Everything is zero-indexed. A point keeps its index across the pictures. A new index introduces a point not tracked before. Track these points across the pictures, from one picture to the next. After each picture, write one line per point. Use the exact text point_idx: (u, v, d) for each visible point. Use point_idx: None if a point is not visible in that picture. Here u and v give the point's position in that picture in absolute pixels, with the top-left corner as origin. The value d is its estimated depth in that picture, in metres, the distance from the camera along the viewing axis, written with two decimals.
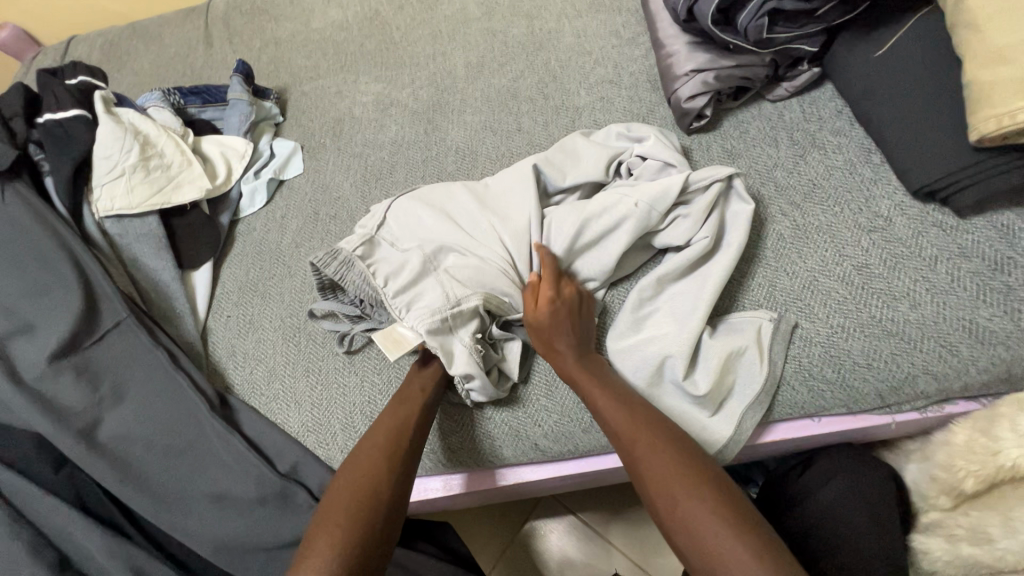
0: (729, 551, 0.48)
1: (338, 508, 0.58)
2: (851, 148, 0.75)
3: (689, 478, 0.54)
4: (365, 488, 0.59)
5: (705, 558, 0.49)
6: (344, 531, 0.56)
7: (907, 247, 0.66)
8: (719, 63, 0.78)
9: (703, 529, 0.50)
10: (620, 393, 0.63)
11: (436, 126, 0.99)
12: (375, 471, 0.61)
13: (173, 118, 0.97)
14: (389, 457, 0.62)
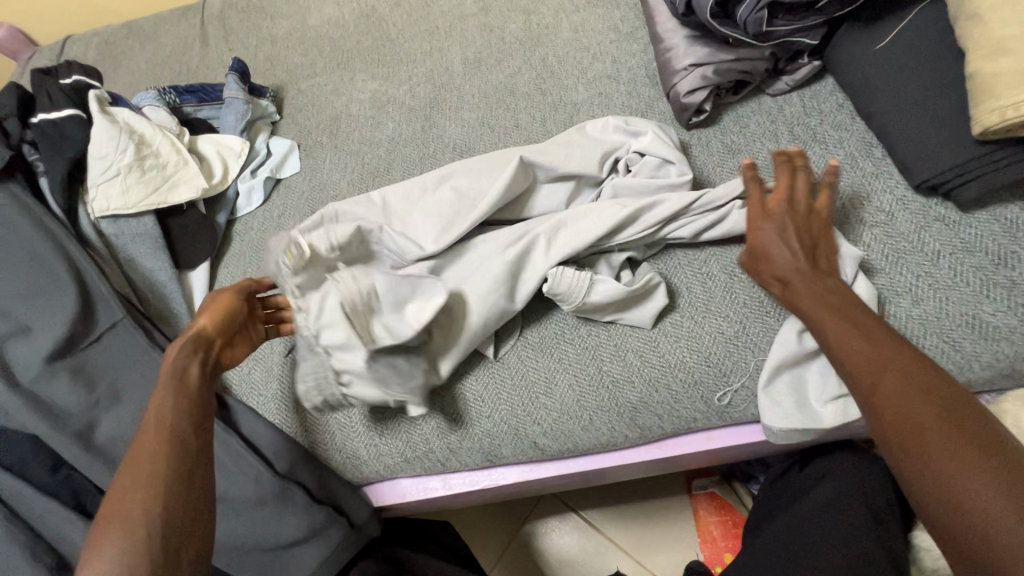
0: (969, 481, 0.42)
1: (133, 510, 0.45)
2: (852, 142, 0.74)
3: (928, 399, 0.46)
4: (166, 481, 0.47)
5: (945, 500, 0.42)
6: (151, 527, 0.44)
7: (909, 242, 0.66)
8: (718, 57, 0.77)
9: (957, 472, 0.43)
10: (831, 297, 0.56)
11: (434, 123, 0.98)
12: (136, 469, 0.47)
13: (167, 116, 0.96)
14: (173, 447, 0.49)
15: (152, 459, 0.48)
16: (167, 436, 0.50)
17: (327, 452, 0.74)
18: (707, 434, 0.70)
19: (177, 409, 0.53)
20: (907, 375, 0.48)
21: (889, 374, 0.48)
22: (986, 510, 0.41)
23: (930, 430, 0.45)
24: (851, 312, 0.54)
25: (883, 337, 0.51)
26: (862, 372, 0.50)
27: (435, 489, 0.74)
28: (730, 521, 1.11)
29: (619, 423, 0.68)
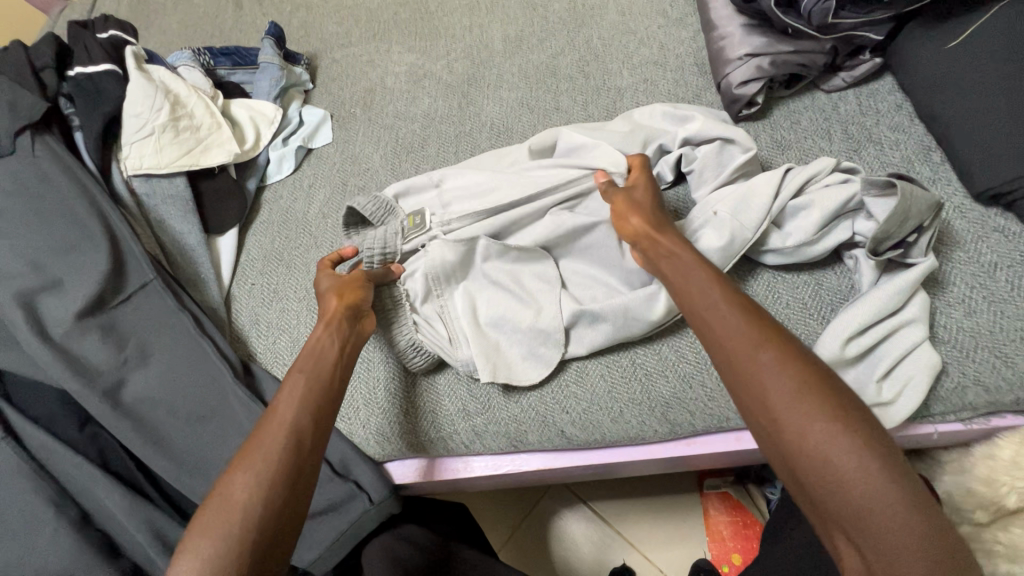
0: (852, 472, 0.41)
1: (234, 508, 0.48)
2: (910, 145, 0.71)
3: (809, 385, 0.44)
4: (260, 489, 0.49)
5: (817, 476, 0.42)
6: (233, 536, 0.47)
7: (965, 252, 0.63)
8: (777, 48, 0.74)
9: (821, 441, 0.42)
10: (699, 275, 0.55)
11: (471, 101, 0.96)
12: (249, 463, 0.51)
13: (203, 78, 0.95)
14: (293, 443, 0.52)
15: (268, 455, 0.51)
16: (290, 430, 0.53)
17: (354, 425, 0.74)
18: (737, 435, 0.68)
19: (293, 403, 0.55)
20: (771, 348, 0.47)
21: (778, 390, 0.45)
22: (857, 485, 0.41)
23: (819, 433, 0.43)
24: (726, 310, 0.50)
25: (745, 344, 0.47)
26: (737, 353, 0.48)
27: (456, 470, 0.73)
28: (741, 522, 1.11)
29: (648, 417, 0.67)
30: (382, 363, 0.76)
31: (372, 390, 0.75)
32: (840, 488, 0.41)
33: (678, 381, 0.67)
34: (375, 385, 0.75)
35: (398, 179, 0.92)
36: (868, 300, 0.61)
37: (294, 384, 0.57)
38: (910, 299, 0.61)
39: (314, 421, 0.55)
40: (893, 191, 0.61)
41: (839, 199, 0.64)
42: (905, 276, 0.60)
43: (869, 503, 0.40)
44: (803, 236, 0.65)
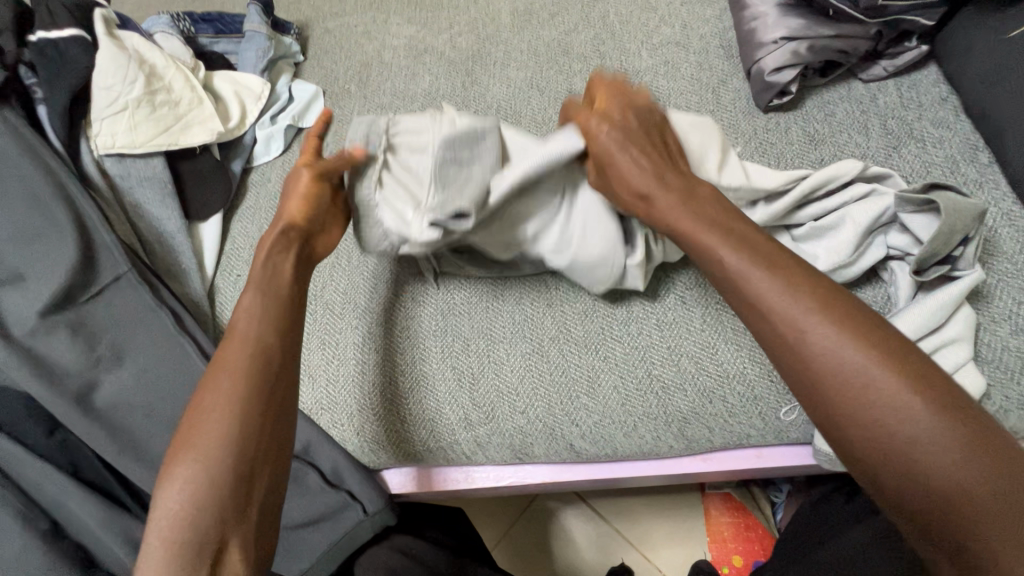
0: (929, 447, 0.37)
1: (211, 432, 0.44)
2: (955, 143, 0.66)
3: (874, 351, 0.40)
4: (224, 417, 0.44)
5: (898, 460, 0.38)
6: (224, 456, 0.43)
7: (1014, 264, 0.59)
8: (816, 31, 0.67)
9: (900, 418, 0.38)
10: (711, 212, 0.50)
11: (476, 80, 0.89)
12: (221, 387, 0.46)
13: (182, 47, 0.86)
14: (259, 355, 0.47)
15: (237, 376, 0.46)
16: (257, 349, 0.48)
17: (346, 431, 0.69)
18: (757, 451, 0.64)
19: (257, 316, 0.49)
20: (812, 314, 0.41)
21: (814, 327, 0.41)
22: (939, 467, 0.36)
23: (897, 408, 0.38)
24: (758, 251, 0.46)
25: (767, 288, 0.43)
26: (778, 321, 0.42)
27: (456, 481, 0.69)
28: (743, 524, 1.09)
29: (664, 433, 0.62)
30: (376, 367, 0.69)
31: (365, 396, 0.69)
32: (879, 426, 0.38)
33: (698, 396, 0.62)
34: (370, 390, 0.69)
35: None
36: (903, 316, 0.56)
37: (251, 303, 0.50)
38: (952, 316, 0.56)
39: (282, 340, 0.49)
40: (933, 210, 0.56)
41: (872, 216, 0.58)
42: (948, 292, 0.55)
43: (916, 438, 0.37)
44: (837, 258, 0.59)
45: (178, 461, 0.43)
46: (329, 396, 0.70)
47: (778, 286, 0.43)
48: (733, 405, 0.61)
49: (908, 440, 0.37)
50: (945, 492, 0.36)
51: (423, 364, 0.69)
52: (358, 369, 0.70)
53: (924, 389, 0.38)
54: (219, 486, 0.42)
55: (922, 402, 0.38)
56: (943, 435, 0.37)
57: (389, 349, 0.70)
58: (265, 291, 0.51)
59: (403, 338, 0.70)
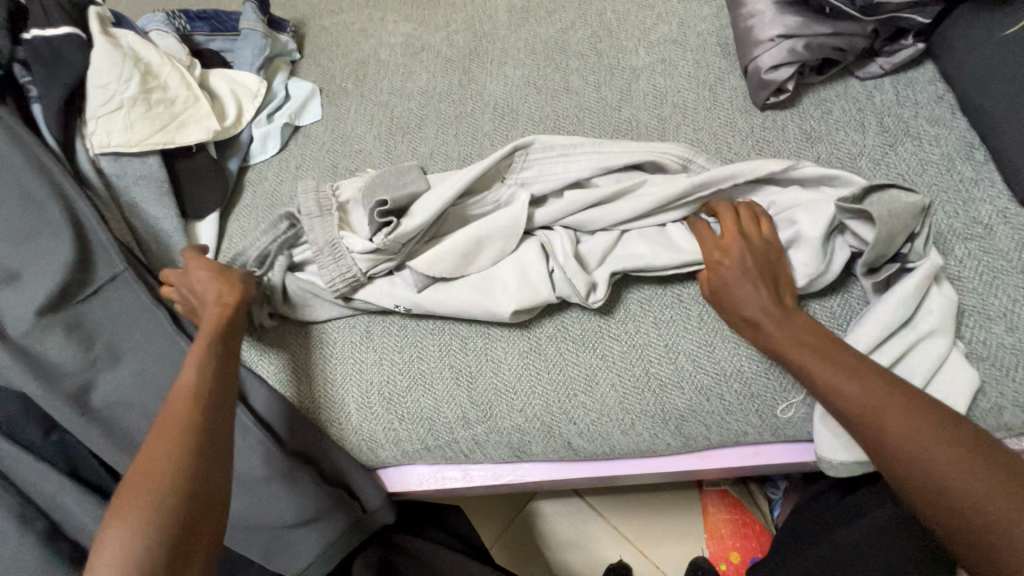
0: (978, 500, 0.44)
1: (149, 485, 0.46)
2: (951, 141, 0.66)
3: (936, 430, 0.48)
4: (154, 465, 0.47)
5: (959, 517, 0.45)
6: (166, 503, 0.45)
7: (1009, 261, 0.59)
8: (813, 29, 0.67)
9: (960, 479, 0.45)
10: (795, 334, 0.56)
11: (473, 78, 0.88)
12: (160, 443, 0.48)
13: (177, 45, 0.86)
14: (195, 409, 0.51)
15: (178, 430, 0.49)
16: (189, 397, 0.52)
17: (344, 432, 0.69)
18: (753, 448, 0.64)
19: (192, 370, 0.54)
20: (868, 395, 0.50)
21: (891, 416, 0.49)
22: (999, 524, 0.43)
23: (954, 472, 0.46)
24: (847, 366, 0.53)
25: (843, 379, 0.52)
26: (863, 416, 0.50)
27: (454, 479, 0.69)
28: (740, 520, 1.10)
29: (661, 429, 0.63)
30: (374, 367, 0.69)
31: (363, 393, 0.69)
32: (939, 481, 0.46)
33: (695, 393, 0.62)
34: (368, 390, 0.69)
35: (392, 162, 0.85)
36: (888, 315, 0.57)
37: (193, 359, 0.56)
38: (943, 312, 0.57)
39: (218, 391, 0.54)
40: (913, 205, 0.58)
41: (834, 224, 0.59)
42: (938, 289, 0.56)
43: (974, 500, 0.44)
44: (811, 268, 0.60)
45: (116, 515, 0.45)
46: (327, 399, 0.70)
47: (846, 379, 0.52)
48: (730, 402, 0.62)
49: (969, 496, 0.45)
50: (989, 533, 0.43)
51: (420, 363, 0.69)
52: (356, 372, 0.70)
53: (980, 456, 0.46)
54: (152, 538, 0.44)
55: (976, 464, 0.45)
56: (984, 488, 0.44)
57: (386, 349, 0.70)
58: (200, 353, 0.57)
59: (399, 348, 0.70)
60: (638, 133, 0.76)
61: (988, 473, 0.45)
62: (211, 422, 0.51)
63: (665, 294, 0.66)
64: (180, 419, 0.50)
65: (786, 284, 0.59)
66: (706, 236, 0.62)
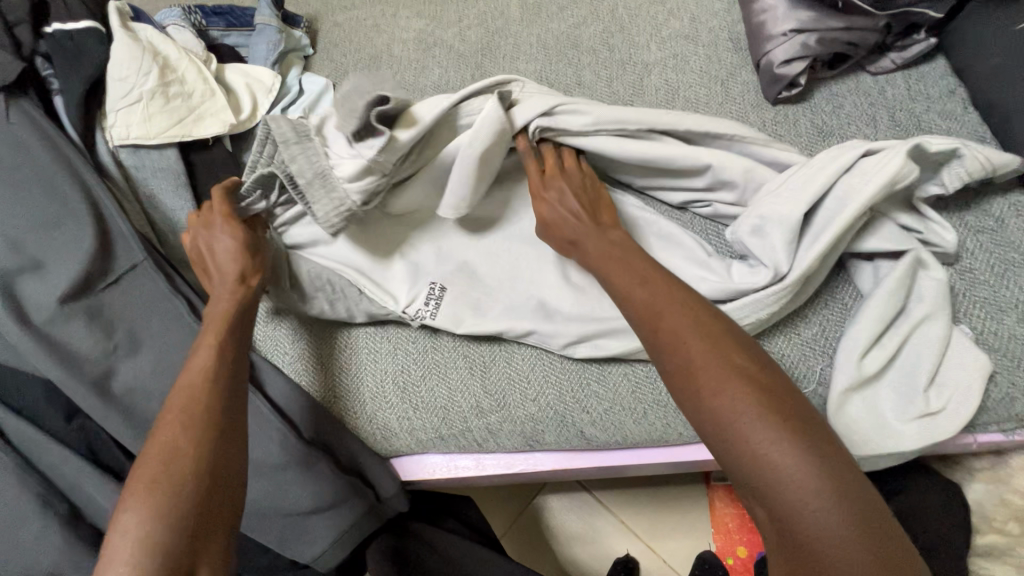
0: (782, 464, 0.39)
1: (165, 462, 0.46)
2: (962, 135, 0.66)
3: (734, 389, 0.42)
4: (168, 467, 0.46)
5: (758, 487, 0.40)
6: (179, 482, 0.45)
7: (1020, 254, 0.59)
8: (826, 23, 0.67)
9: (753, 447, 0.40)
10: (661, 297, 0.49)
11: (485, 73, 0.89)
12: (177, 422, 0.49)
13: (194, 39, 0.87)
14: (198, 394, 0.50)
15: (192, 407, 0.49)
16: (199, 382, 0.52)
17: (358, 421, 0.70)
18: None
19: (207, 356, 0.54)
20: (688, 349, 0.45)
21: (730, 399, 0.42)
22: (781, 464, 0.39)
23: (755, 436, 0.40)
24: (655, 295, 0.49)
25: (694, 349, 0.44)
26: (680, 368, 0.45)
27: (467, 468, 0.70)
28: (747, 515, 1.10)
29: (674, 419, 0.63)
30: (388, 356, 0.71)
31: (378, 381, 0.70)
32: (752, 451, 0.40)
33: None
34: (382, 378, 0.70)
35: None
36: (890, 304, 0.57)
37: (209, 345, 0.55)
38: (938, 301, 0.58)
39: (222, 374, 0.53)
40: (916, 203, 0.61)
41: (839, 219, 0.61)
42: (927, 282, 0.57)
43: (825, 531, 0.37)
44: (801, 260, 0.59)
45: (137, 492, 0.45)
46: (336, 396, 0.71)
47: (704, 356, 0.44)
48: None
49: (765, 460, 0.39)
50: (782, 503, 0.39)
51: (436, 354, 0.70)
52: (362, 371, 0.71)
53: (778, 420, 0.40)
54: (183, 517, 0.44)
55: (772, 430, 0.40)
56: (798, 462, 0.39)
57: (398, 341, 0.71)
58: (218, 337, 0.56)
59: (413, 342, 0.71)
60: None
61: (766, 417, 0.40)
62: (226, 428, 0.50)
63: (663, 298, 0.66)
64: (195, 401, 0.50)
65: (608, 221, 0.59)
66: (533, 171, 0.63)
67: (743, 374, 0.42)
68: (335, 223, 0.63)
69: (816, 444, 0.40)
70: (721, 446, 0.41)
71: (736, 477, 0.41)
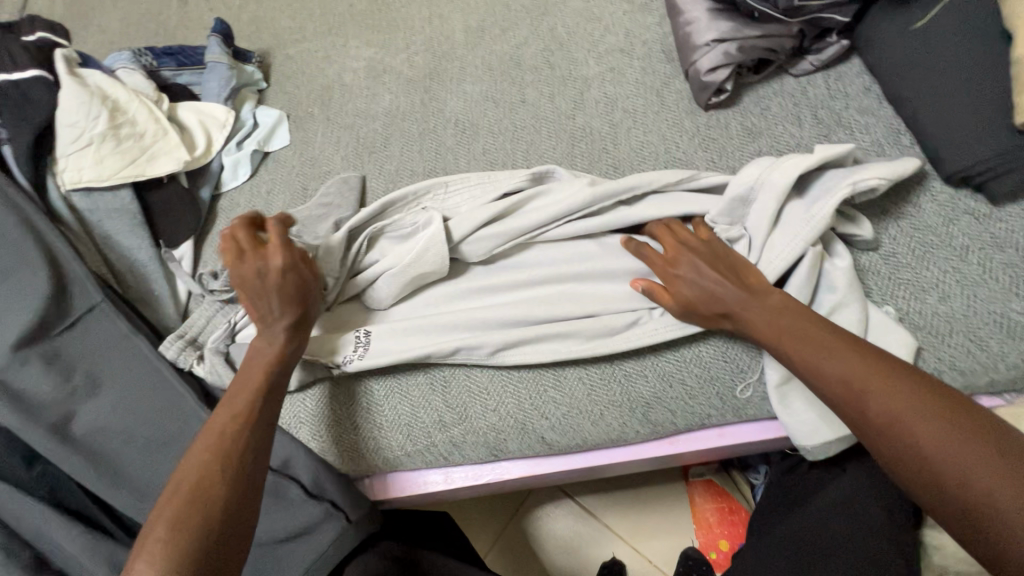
0: (973, 481, 0.44)
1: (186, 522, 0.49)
2: (879, 129, 0.71)
3: (907, 404, 0.48)
4: (205, 471, 0.52)
5: (963, 508, 0.44)
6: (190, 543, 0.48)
7: (936, 236, 0.63)
8: (743, 32, 0.72)
9: (937, 454, 0.46)
10: (789, 326, 0.56)
11: (434, 96, 0.92)
12: (190, 484, 0.52)
13: (144, 80, 0.88)
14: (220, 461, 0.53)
15: (207, 474, 0.52)
16: (222, 448, 0.54)
17: (325, 444, 0.71)
18: (719, 430, 0.67)
19: (229, 421, 0.56)
20: (835, 366, 0.52)
21: (882, 397, 0.49)
22: (982, 485, 0.44)
23: (933, 445, 0.46)
24: (789, 326, 0.56)
25: (839, 371, 0.52)
26: (851, 392, 0.51)
27: (435, 483, 0.71)
28: (726, 509, 1.12)
29: (630, 418, 0.65)
30: (350, 378, 0.72)
31: (342, 407, 0.71)
32: (919, 456, 0.47)
33: (658, 382, 0.65)
34: (345, 401, 0.71)
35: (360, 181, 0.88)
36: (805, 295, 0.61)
37: (232, 408, 0.57)
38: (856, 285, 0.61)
39: (241, 443, 0.55)
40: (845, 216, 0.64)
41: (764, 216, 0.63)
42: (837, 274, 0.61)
43: (989, 499, 0.43)
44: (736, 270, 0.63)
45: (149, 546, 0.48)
46: (298, 421, 0.71)
47: (824, 357, 0.53)
48: (694, 391, 0.65)
49: (953, 467, 0.45)
50: (988, 519, 0.43)
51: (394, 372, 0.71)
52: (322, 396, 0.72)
53: (960, 426, 0.47)
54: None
55: (959, 436, 0.46)
56: (979, 463, 0.45)
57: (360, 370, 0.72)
58: (235, 402, 0.58)
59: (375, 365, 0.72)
60: (591, 138, 0.80)
61: (938, 425, 0.47)
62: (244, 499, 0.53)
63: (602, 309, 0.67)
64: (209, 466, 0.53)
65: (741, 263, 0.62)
66: (652, 257, 0.64)
67: (903, 392, 0.49)
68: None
69: (970, 428, 0.46)
70: (903, 469, 0.48)
71: (938, 502, 0.46)
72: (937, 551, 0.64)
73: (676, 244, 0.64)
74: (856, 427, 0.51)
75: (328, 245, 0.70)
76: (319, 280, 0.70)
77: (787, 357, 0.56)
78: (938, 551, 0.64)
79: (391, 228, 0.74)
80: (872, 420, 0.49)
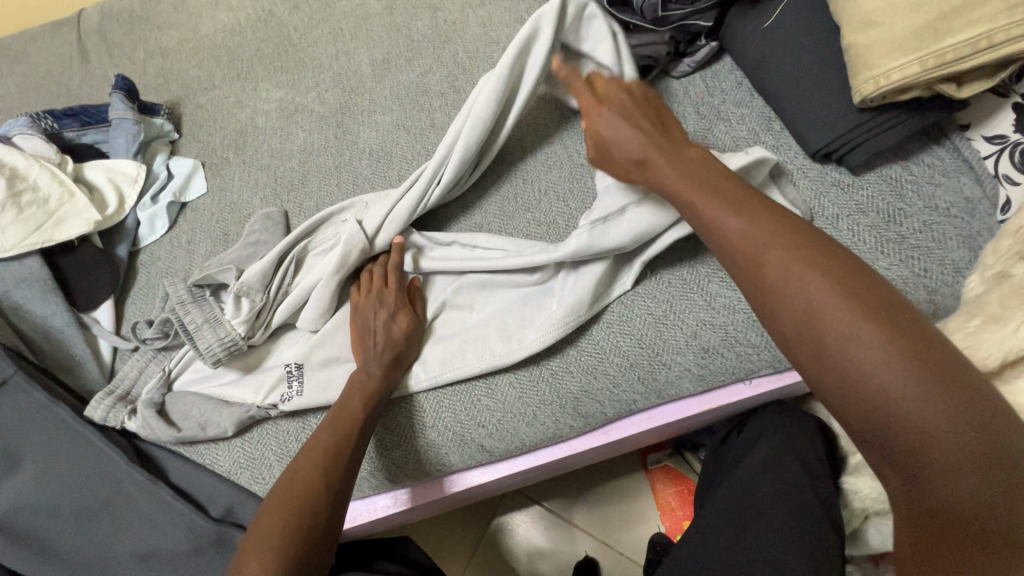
0: (872, 361, 0.41)
1: (266, 527, 0.52)
2: (754, 118, 0.78)
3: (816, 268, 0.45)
4: (327, 474, 0.56)
5: (856, 393, 0.42)
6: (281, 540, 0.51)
7: (811, 208, 0.70)
8: (622, 44, 0.78)
9: (832, 327, 0.43)
10: (699, 177, 0.56)
11: (347, 129, 0.94)
12: (309, 488, 0.55)
13: (44, 144, 0.87)
14: (332, 463, 0.58)
15: (328, 474, 0.56)
16: (327, 453, 0.58)
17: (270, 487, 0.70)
18: (647, 413, 0.71)
19: (333, 430, 0.60)
20: (735, 225, 0.50)
21: (774, 261, 0.47)
22: (872, 364, 0.41)
23: (838, 323, 0.43)
24: (703, 184, 0.55)
25: (737, 228, 0.50)
26: (746, 257, 0.49)
27: (386, 506, 0.71)
28: (686, 489, 1.16)
29: (563, 414, 0.68)
30: (289, 417, 0.72)
31: (282, 444, 0.71)
32: (822, 330, 0.43)
33: (581, 377, 0.68)
34: (286, 440, 0.71)
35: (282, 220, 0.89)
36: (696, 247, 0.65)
37: (329, 420, 0.61)
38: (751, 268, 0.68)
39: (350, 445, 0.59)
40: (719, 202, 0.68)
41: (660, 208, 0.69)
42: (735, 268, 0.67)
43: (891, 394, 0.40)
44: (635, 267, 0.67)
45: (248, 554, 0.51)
46: (240, 467, 0.71)
47: (726, 215, 0.51)
48: (619, 383, 0.68)
49: (838, 341, 0.42)
50: (888, 412, 0.40)
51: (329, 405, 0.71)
52: (262, 440, 0.71)
53: (869, 305, 0.43)
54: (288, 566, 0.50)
55: (855, 312, 0.42)
56: (873, 345, 0.41)
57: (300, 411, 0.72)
58: (334, 414, 0.62)
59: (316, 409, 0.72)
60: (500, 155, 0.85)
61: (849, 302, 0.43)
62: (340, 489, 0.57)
63: (527, 317, 0.70)
64: (340, 467, 0.57)
65: (673, 128, 0.63)
66: (581, 91, 0.67)
67: (810, 261, 0.46)
68: (225, 337, 0.70)
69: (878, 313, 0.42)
70: (804, 343, 0.45)
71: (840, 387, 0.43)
72: (855, 495, 0.70)
73: (603, 92, 0.67)
74: (750, 293, 0.49)
75: (259, 269, 0.72)
76: (256, 305, 0.72)
77: (690, 215, 0.55)
78: (856, 494, 0.70)
79: (315, 244, 0.76)
80: (760, 279, 0.47)
